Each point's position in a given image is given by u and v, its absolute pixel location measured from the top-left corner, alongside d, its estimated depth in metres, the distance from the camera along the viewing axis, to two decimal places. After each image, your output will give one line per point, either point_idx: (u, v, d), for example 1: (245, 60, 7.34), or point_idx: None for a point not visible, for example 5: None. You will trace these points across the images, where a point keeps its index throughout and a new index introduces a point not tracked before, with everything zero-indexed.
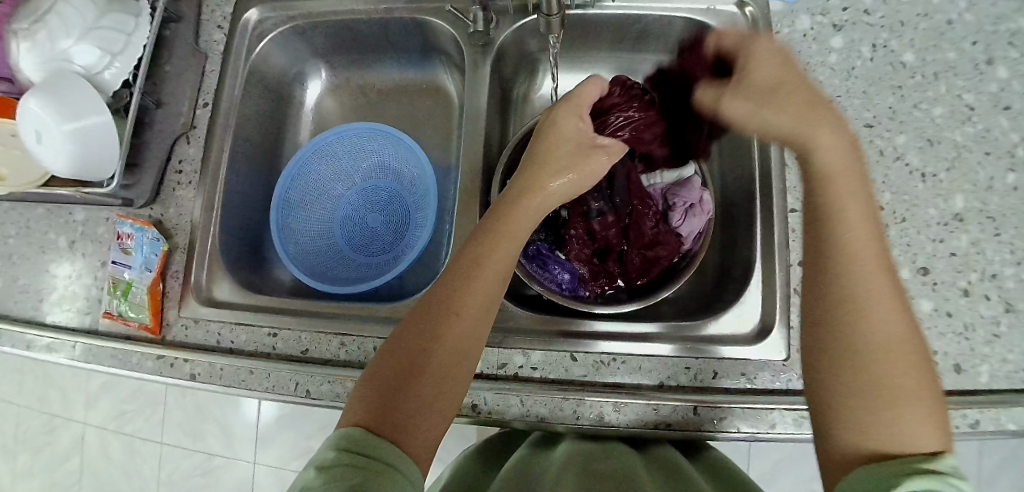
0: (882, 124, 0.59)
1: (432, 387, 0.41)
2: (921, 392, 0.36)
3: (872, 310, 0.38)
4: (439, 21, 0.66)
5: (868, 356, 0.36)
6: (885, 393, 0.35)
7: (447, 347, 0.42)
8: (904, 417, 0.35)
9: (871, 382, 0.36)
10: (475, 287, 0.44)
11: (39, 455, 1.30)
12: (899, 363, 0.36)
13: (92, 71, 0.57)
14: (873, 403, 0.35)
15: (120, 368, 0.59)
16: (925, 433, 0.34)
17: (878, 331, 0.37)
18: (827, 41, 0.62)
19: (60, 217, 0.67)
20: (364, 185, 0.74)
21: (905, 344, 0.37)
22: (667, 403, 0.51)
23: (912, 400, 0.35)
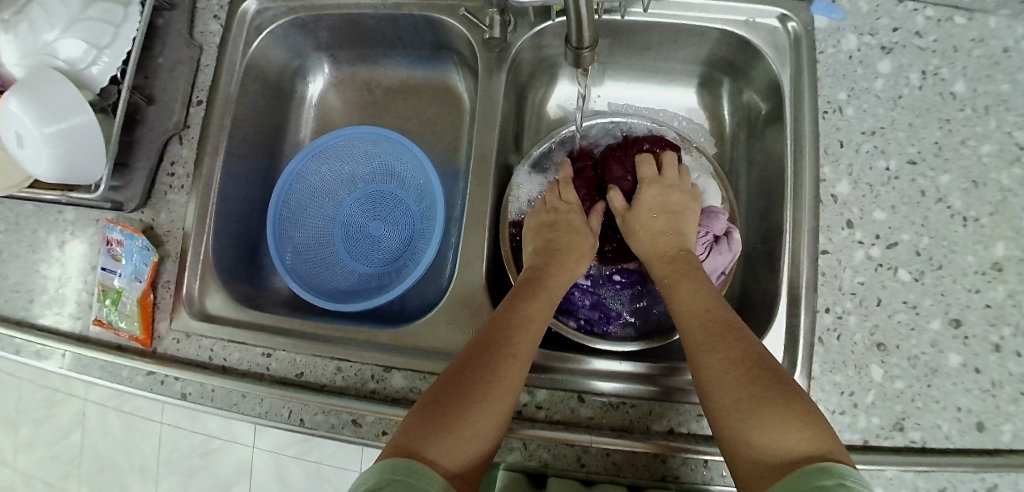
0: (925, 161, 0.55)
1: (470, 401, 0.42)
2: (778, 396, 0.40)
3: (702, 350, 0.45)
4: (452, 21, 0.61)
5: (711, 382, 0.43)
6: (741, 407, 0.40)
7: (497, 374, 0.44)
8: (766, 426, 0.39)
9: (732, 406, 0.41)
10: (525, 324, 0.48)
11: (40, 428, 1.30)
12: (742, 378, 0.42)
13: (77, 67, 0.53)
14: (733, 418, 0.40)
15: (109, 382, 0.57)
16: (788, 440, 0.38)
17: (707, 358, 0.44)
18: (875, 65, 0.57)
19: (50, 216, 0.63)
20: (366, 191, 0.70)
21: (735, 366, 0.42)
22: (675, 454, 0.48)
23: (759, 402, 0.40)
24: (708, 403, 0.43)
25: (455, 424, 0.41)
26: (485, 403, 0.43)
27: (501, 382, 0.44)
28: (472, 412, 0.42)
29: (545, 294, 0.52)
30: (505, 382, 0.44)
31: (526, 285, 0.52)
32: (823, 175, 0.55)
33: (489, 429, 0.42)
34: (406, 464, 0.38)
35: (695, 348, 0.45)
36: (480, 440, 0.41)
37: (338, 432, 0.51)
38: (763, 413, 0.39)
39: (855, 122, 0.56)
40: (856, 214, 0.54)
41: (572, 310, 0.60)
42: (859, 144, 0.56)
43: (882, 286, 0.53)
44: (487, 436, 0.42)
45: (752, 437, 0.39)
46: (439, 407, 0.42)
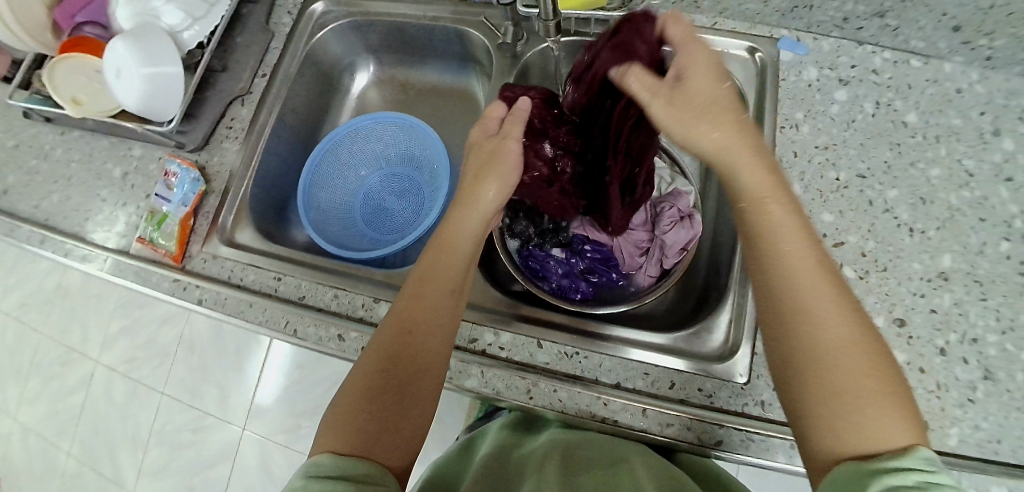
0: (876, 176, 0.61)
1: (397, 392, 0.46)
2: (871, 377, 0.38)
3: (818, 301, 0.40)
4: (475, 32, 0.73)
5: (831, 363, 0.38)
6: (838, 394, 0.38)
7: (413, 360, 0.47)
8: (873, 409, 0.37)
9: (830, 392, 0.38)
10: (427, 301, 0.50)
11: (54, 381, 1.40)
12: (860, 359, 0.38)
13: (174, 31, 0.66)
14: (832, 387, 0.38)
15: (141, 285, 0.66)
16: (895, 429, 0.36)
17: (828, 327, 0.39)
18: (833, 93, 0.65)
19: (119, 152, 0.75)
20: (388, 170, 0.82)
21: (852, 343, 0.39)
22: (617, 400, 0.53)
23: (867, 390, 0.37)
24: (795, 385, 0.40)
25: (382, 405, 0.45)
26: (415, 385, 0.47)
27: (418, 356, 0.48)
28: (404, 401, 0.46)
29: (443, 258, 0.53)
30: (423, 352, 0.48)
31: (438, 245, 0.54)
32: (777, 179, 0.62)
33: (424, 411, 0.47)
34: (338, 459, 0.40)
35: (809, 294, 0.40)
36: (418, 420, 0.46)
37: (324, 344, 0.58)
38: (871, 406, 0.37)
39: (810, 138, 0.63)
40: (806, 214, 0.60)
41: (546, 276, 0.67)
42: (812, 156, 0.62)
43: None
44: (423, 414, 0.47)
45: (856, 424, 0.37)
46: (370, 407, 0.45)
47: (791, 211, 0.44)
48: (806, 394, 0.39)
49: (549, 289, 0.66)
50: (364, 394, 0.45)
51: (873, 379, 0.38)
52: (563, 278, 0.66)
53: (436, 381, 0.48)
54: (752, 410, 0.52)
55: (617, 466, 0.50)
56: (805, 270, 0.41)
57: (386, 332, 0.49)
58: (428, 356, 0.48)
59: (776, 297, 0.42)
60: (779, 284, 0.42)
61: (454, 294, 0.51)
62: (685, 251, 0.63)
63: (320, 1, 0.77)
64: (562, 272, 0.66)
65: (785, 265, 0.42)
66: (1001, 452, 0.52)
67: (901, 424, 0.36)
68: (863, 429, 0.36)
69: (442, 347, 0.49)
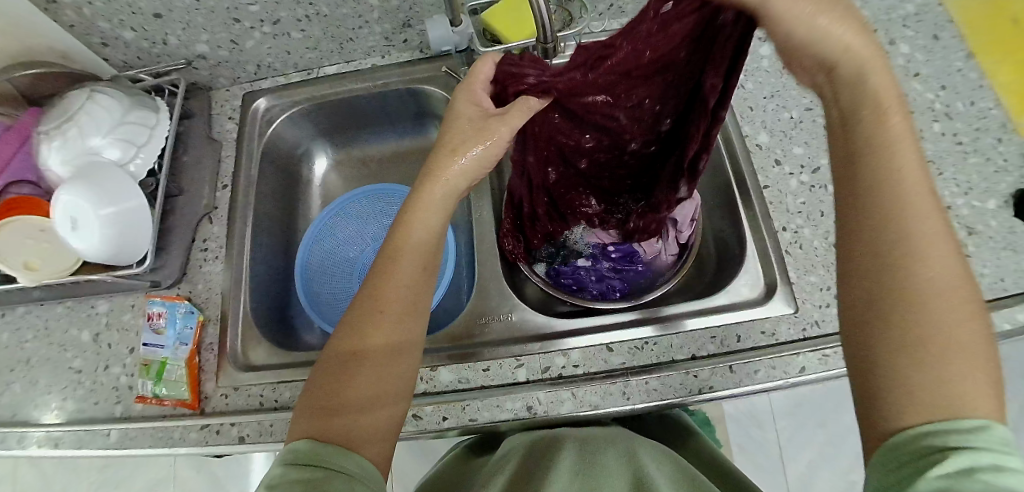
0: (819, 105, 0.70)
1: (366, 382, 0.44)
2: (968, 334, 0.32)
3: (931, 241, 0.34)
4: (433, 88, 0.74)
5: (930, 310, 0.33)
6: (930, 347, 0.32)
7: (379, 347, 0.45)
8: (961, 363, 0.31)
9: (921, 336, 0.32)
10: (396, 280, 0.47)
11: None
12: (959, 312, 0.33)
13: (121, 161, 0.61)
14: (914, 338, 0.32)
15: (162, 447, 0.58)
16: (975, 396, 0.31)
17: (932, 264, 0.34)
18: (758, 50, 0.74)
19: (82, 312, 0.67)
20: (376, 242, 0.78)
21: (955, 294, 0.33)
22: (704, 368, 0.54)
23: (962, 348, 0.32)
24: (865, 320, 0.35)
25: (350, 402, 0.43)
26: (382, 376, 0.44)
27: (384, 355, 0.45)
28: (368, 394, 0.44)
29: (410, 222, 0.49)
30: (388, 353, 0.45)
31: (399, 220, 0.49)
32: (745, 132, 0.69)
33: (391, 402, 0.44)
34: (313, 450, 0.39)
35: (923, 232, 0.34)
36: (387, 411, 0.44)
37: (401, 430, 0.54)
38: (958, 360, 0.32)
39: (756, 91, 0.72)
40: (780, 154, 0.67)
41: (583, 286, 0.68)
42: (765, 105, 0.71)
43: (821, 201, 0.64)
44: (392, 407, 0.44)
45: (940, 374, 0.31)
46: (333, 393, 0.43)
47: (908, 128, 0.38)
48: (870, 331, 0.35)
49: (590, 297, 0.68)
50: (331, 382, 0.44)
51: (967, 346, 0.32)
52: (597, 282, 0.69)
53: (408, 379, 0.46)
54: (812, 333, 0.57)
55: (627, 453, 0.52)
56: (922, 211, 0.35)
57: (352, 321, 0.46)
58: (396, 360, 0.45)
59: (871, 249, 0.36)
60: (895, 213, 0.36)
61: (417, 297, 0.48)
62: (694, 220, 0.67)
63: (262, 97, 0.75)
64: (594, 280, 0.69)
65: (887, 194, 0.36)
66: (1008, 287, 0.58)
67: (991, 391, 0.31)
68: (941, 381, 0.31)
69: (416, 344, 0.47)
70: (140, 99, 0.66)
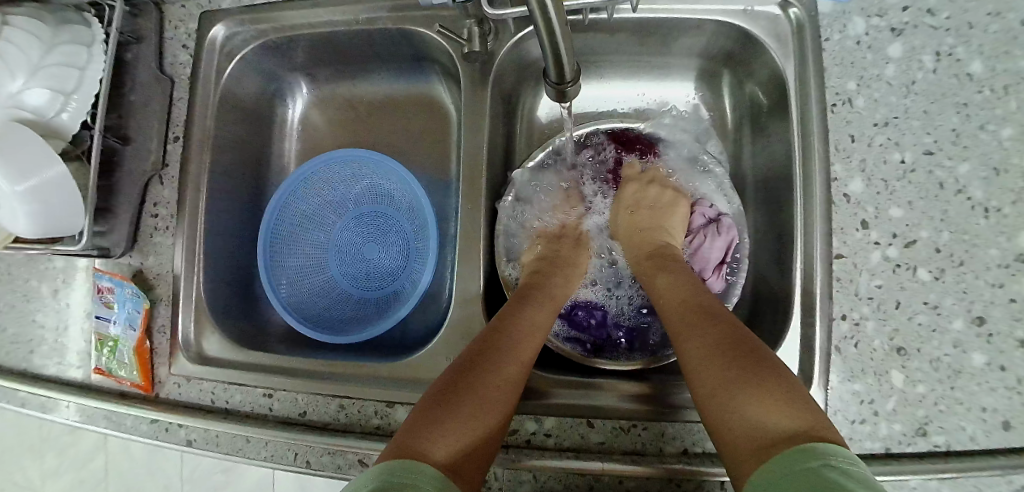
0: (943, 150, 0.52)
1: (479, 394, 0.42)
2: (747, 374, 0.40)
3: (691, 336, 0.46)
4: (429, 33, 0.57)
5: (713, 370, 0.41)
6: (722, 392, 0.40)
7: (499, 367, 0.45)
8: (751, 399, 0.38)
9: (713, 389, 0.41)
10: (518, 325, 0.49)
11: (45, 446, 1.18)
12: (726, 355, 0.42)
13: (45, 115, 0.51)
14: (707, 397, 0.41)
15: (116, 430, 0.57)
16: (774, 411, 0.36)
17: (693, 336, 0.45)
18: (885, 50, 0.53)
19: (41, 264, 0.63)
20: (354, 214, 0.67)
21: (728, 351, 0.42)
22: (691, 476, 0.47)
23: (742, 387, 0.39)
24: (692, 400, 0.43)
25: (454, 419, 0.40)
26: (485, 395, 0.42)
27: (497, 388, 0.44)
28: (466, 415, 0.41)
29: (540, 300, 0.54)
30: (501, 382, 0.44)
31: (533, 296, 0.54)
32: (834, 173, 0.52)
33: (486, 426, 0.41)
34: (411, 463, 0.35)
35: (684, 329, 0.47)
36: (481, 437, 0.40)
37: (346, 472, 0.50)
38: (748, 396, 0.38)
39: (866, 113, 0.53)
40: (869, 213, 0.52)
41: (580, 334, 0.60)
42: (871, 137, 0.52)
43: (900, 286, 0.51)
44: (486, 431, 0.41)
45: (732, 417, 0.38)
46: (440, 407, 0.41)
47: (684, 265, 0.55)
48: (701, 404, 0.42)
49: (585, 351, 0.58)
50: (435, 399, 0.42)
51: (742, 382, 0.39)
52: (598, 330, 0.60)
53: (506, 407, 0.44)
54: None
55: None
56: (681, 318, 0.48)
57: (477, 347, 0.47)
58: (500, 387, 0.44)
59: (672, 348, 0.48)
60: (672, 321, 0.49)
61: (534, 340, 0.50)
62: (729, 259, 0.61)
63: (219, 23, 0.59)
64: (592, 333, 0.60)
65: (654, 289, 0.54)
66: None
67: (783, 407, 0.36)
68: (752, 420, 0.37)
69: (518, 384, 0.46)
70: (71, 29, 0.53)
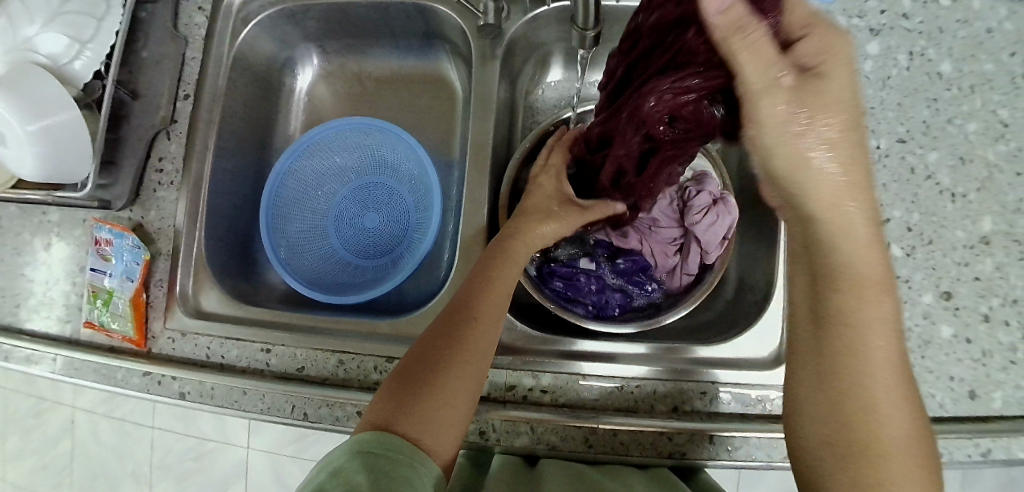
0: (915, 139, 0.56)
1: (451, 369, 0.43)
2: (901, 428, 0.34)
3: (874, 352, 0.35)
4: (445, 8, 0.60)
5: (869, 412, 0.34)
6: (863, 441, 0.34)
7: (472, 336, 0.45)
8: (899, 473, 0.33)
9: (854, 433, 0.35)
10: (493, 288, 0.48)
11: (12, 425, 1.15)
12: (895, 411, 0.34)
13: (60, 62, 0.53)
14: (855, 424, 0.35)
15: (104, 384, 0.56)
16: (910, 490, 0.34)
17: (875, 349, 0.34)
18: (864, 47, 0.58)
19: (34, 217, 0.62)
20: (358, 183, 0.69)
21: (894, 394, 0.34)
22: (682, 431, 0.49)
23: (896, 447, 0.34)
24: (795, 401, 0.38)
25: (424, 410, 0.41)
26: (457, 367, 0.44)
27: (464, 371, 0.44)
28: (438, 391, 0.42)
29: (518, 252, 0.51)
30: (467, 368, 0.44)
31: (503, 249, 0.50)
32: None
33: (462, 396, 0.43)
34: (386, 441, 0.39)
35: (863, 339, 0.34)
36: (456, 405, 0.42)
37: (343, 424, 0.51)
38: (900, 466, 0.34)
39: None
40: None
41: (579, 297, 0.60)
42: None
43: None
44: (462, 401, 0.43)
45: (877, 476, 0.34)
46: (411, 383, 0.43)
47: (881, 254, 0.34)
48: (822, 422, 0.36)
49: (586, 313, 0.59)
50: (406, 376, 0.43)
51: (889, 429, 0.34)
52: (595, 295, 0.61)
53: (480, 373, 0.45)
54: None
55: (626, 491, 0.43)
56: (872, 308, 0.34)
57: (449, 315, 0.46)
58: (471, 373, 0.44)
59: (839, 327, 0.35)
60: (854, 312, 0.34)
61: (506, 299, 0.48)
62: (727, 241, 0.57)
63: None
64: (591, 296, 0.60)
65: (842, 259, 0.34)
66: None
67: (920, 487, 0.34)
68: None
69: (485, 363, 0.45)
70: None
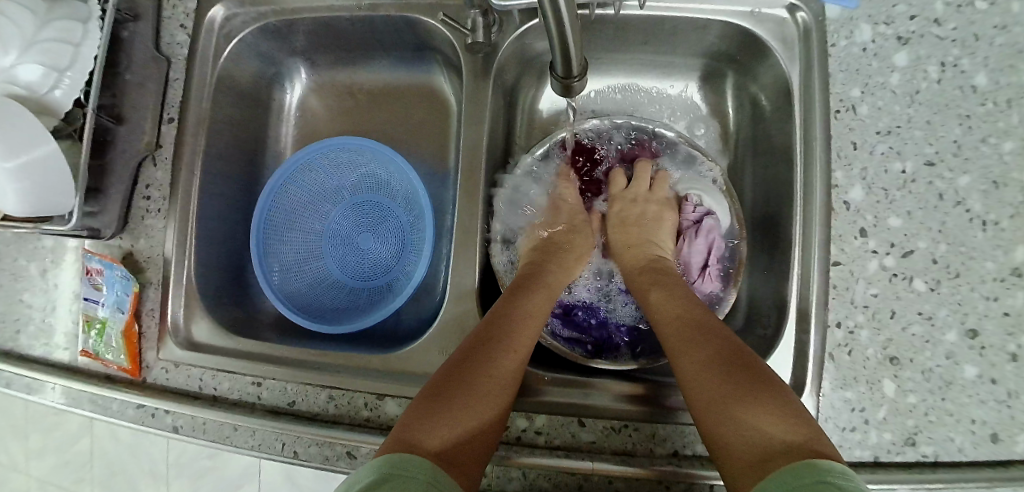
0: (944, 161, 0.51)
1: (479, 378, 0.44)
2: (736, 379, 0.42)
3: (678, 344, 0.48)
4: (434, 23, 0.56)
5: (697, 371, 0.45)
6: (707, 384, 0.43)
7: (501, 348, 0.47)
8: (749, 411, 0.40)
9: (696, 387, 0.44)
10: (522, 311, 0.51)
11: (35, 423, 1.20)
12: (726, 367, 0.43)
13: (37, 91, 0.51)
14: (689, 390, 0.44)
15: (100, 414, 0.56)
16: (772, 427, 0.39)
17: (671, 338, 0.49)
18: (890, 58, 0.53)
19: (28, 243, 0.62)
20: (351, 203, 0.67)
21: (726, 362, 0.44)
22: (680, 478, 0.47)
23: (728, 392, 0.42)
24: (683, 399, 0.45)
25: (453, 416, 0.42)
26: (489, 380, 0.45)
27: (489, 385, 0.44)
28: (462, 403, 0.43)
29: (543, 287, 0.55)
30: (503, 378, 0.45)
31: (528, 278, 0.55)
32: (835, 180, 0.52)
33: (488, 411, 0.43)
34: (406, 455, 0.38)
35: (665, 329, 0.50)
36: (479, 419, 0.42)
37: (333, 464, 0.50)
38: (749, 409, 0.40)
39: (869, 121, 0.52)
40: (869, 221, 0.51)
41: (581, 335, 0.59)
42: (872, 145, 0.52)
43: (896, 296, 0.50)
44: (486, 415, 0.43)
45: (741, 422, 0.40)
46: (441, 396, 0.43)
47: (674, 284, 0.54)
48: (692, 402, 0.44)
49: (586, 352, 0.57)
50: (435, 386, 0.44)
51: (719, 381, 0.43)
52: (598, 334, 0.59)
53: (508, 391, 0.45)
54: None
55: None
56: (673, 315, 0.50)
57: (485, 327, 0.49)
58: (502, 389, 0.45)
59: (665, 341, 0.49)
60: (655, 303, 0.53)
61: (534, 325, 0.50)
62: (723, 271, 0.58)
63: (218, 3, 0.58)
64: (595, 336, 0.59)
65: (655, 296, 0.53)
66: None
67: (786, 422, 0.39)
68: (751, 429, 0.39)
69: (512, 385, 0.46)
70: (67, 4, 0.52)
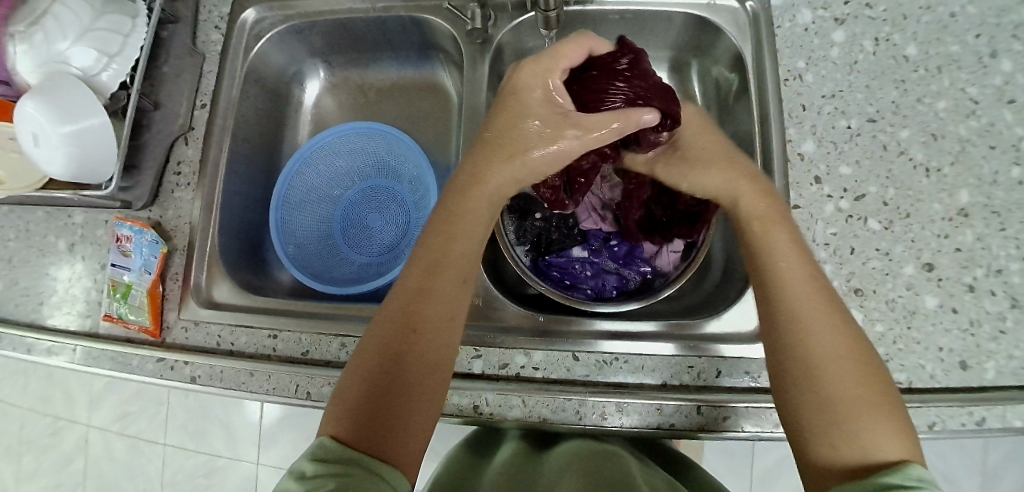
0: (885, 118, 0.59)
1: (419, 348, 0.42)
2: (857, 385, 0.38)
3: (811, 322, 0.41)
4: (437, 19, 0.65)
5: (817, 355, 0.40)
6: (816, 378, 0.39)
7: (435, 302, 0.43)
8: (865, 423, 0.37)
9: (808, 378, 0.39)
10: (455, 247, 0.46)
11: (30, 444, 1.19)
12: (850, 365, 0.39)
13: (89, 73, 0.57)
14: (801, 367, 0.40)
15: (121, 371, 0.59)
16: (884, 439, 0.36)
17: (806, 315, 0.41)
18: (830, 35, 0.61)
19: (60, 219, 0.67)
20: (362, 185, 0.73)
21: (850, 363, 0.39)
22: (670, 402, 0.51)
23: (853, 398, 0.38)
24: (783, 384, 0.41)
25: (404, 395, 0.40)
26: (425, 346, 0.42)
27: (428, 350, 0.42)
28: (406, 378, 0.40)
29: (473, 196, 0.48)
30: (441, 337, 0.43)
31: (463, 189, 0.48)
32: (790, 136, 0.59)
33: (433, 380, 0.42)
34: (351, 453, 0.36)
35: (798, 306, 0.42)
36: (428, 392, 0.41)
37: None
38: (867, 418, 0.37)
39: (816, 87, 0.60)
40: (823, 170, 0.58)
41: (577, 284, 0.63)
42: (820, 107, 0.59)
43: (854, 235, 0.56)
44: (433, 385, 0.42)
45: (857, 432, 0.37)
46: (380, 376, 0.40)
47: (786, 237, 0.45)
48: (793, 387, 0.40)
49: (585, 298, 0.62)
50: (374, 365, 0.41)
51: (833, 373, 0.39)
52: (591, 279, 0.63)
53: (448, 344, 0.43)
54: None
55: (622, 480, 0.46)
56: (802, 291, 0.42)
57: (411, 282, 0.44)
58: (442, 328, 0.43)
59: (783, 312, 0.42)
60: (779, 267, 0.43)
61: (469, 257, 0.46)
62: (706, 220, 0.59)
63: (250, 8, 0.67)
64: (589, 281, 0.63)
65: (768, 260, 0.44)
66: None
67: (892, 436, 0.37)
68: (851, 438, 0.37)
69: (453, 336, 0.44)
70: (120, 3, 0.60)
